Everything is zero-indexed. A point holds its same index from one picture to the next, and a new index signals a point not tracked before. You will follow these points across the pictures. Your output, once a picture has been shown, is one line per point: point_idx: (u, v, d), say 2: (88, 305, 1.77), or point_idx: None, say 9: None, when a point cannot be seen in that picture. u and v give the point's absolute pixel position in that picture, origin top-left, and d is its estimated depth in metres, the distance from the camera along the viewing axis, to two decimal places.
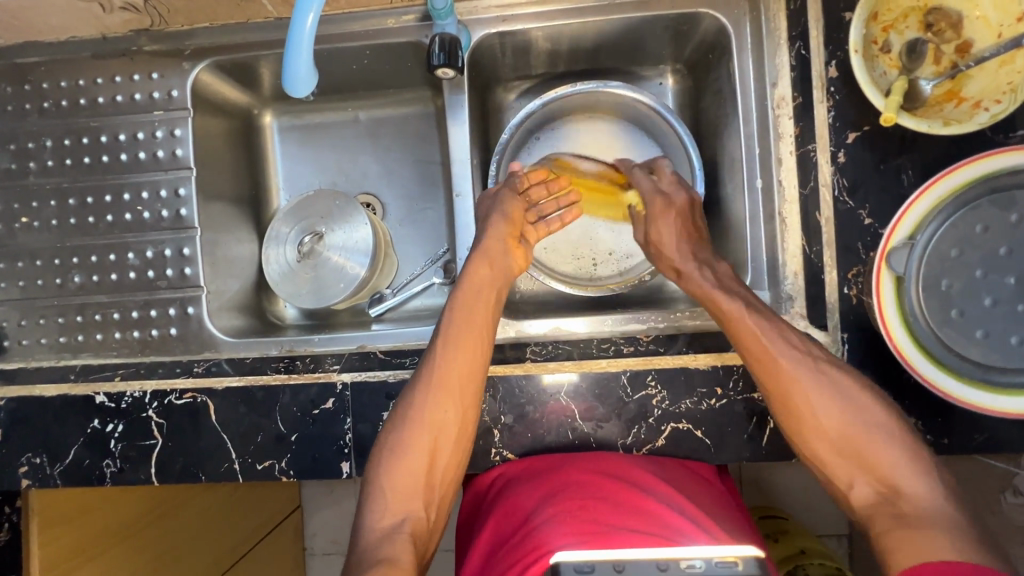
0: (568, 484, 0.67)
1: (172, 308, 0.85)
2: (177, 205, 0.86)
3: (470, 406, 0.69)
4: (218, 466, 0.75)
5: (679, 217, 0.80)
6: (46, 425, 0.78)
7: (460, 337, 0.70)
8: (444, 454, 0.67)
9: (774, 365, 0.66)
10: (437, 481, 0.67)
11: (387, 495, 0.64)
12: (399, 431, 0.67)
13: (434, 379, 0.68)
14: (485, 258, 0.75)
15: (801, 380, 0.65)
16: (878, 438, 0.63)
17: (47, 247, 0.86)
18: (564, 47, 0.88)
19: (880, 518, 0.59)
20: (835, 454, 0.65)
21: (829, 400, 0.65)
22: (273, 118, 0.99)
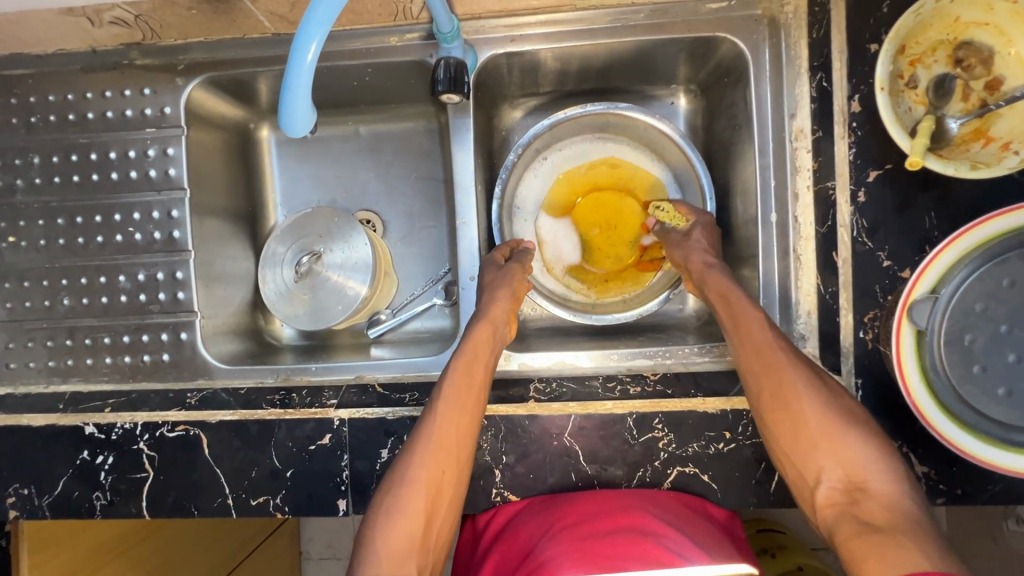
0: (570, 524, 0.66)
1: (165, 333, 0.82)
2: (169, 227, 0.83)
3: (463, 464, 0.67)
4: (210, 501, 0.73)
5: (693, 248, 0.77)
6: (34, 455, 0.75)
7: (458, 397, 0.67)
8: (436, 510, 0.64)
9: (778, 374, 0.62)
10: (429, 537, 0.63)
11: (377, 558, 0.60)
12: (393, 489, 0.64)
13: (431, 435, 0.65)
14: (485, 319, 0.74)
15: (800, 390, 0.61)
16: (862, 447, 0.57)
17: (36, 268, 0.83)
18: (573, 67, 0.85)
19: (846, 525, 0.53)
20: (808, 454, 0.59)
21: (825, 415, 0.59)
22: (270, 132, 0.95)
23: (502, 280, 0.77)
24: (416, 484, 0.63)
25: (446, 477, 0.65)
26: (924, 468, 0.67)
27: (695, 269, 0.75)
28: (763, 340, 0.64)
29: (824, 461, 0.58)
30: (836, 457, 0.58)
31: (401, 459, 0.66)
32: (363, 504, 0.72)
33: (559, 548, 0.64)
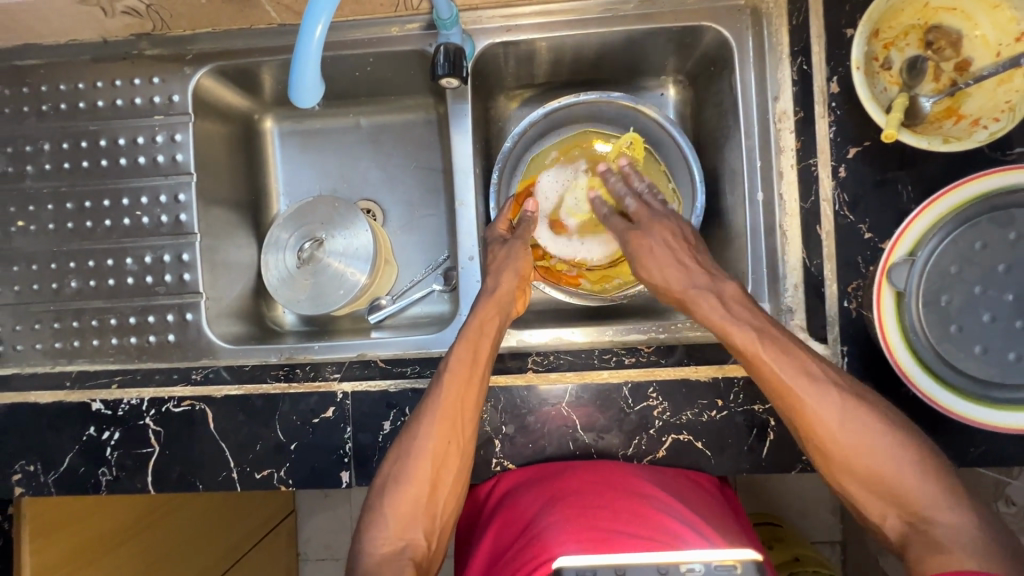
0: (568, 492, 0.68)
1: (170, 314, 0.84)
2: (176, 211, 0.85)
3: (467, 440, 0.69)
4: (215, 475, 0.75)
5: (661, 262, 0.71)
6: (40, 433, 0.77)
7: (461, 377, 0.69)
8: (444, 481, 0.67)
9: (808, 414, 0.61)
10: (439, 506, 0.67)
11: (389, 521, 0.65)
12: (402, 458, 0.67)
13: (436, 412, 0.68)
14: (491, 298, 0.75)
15: (839, 435, 0.59)
16: (907, 471, 0.57)
17: (44, 251, 0.85)
18: (567, 57, 0.88)
19: (913, 548, 0.55)
20: (871, 494, 0.59)
21: (867, 444, 0.59)
22: (273, 123, 0.98)
23: (508, 258, 0.78)
24: (423, 458, 0.67)
25: (451, 451, 0.68)
26: None
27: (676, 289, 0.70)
28: (788, 380, 0.61)
29: (874, 490, 0.58)
30: (887, 485, 0.58)
31: (408, 429, 0.69)
32: (366, 475, 0.74)
33: (554, 518, 0.65)
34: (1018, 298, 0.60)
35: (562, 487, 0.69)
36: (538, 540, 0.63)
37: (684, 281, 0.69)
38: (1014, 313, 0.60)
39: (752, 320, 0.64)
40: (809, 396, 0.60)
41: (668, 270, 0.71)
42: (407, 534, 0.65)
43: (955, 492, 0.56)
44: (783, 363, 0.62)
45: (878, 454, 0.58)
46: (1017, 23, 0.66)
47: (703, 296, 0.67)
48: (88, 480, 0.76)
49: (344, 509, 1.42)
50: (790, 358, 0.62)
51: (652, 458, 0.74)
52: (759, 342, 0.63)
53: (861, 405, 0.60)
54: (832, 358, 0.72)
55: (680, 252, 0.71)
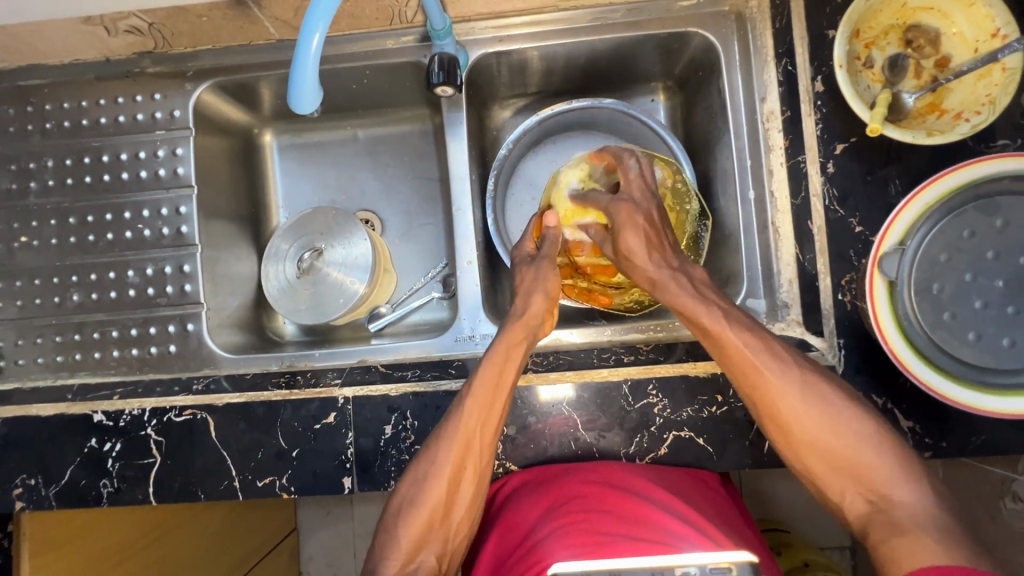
0: (569, 497, 0.67)
1: (172, 325, 0.85)
2: (178, 223, 0.87)
3: (484, 464, 0.69)
4: (217, 484, 0.75)
5: (631, 223, 0.71)
6: (42, 447, 0.77)
7: (484, 399, 0.68)
8: (458, 505, 0.68)
9: (773, 391, 0.64)
10: (452, 530, 0.67)
11: (401, 544, 0.66)
12: (419, 479, 0.68)
13: (456, 438, 0.67)
14: (519, 318, 0.73)
15: (810, 416, 0.62)
16: (868, 450, 0.61)
17: (46, 266, 0.86)
18: (558, 66, 0.90)
19: (874, 527, 0.58)
20: (828, 469, 0.62)
21: (827, 422, 0.62)
22: (273, 137, 1.00)
23: (537, 280, 0.76)
24: (441, 483, 0.67)
25: (469, 476, 0.68)
26: (909, 423, 0.70)
27: (643, 279, 0.72)
28: (754, 362, 0.64)
29: (837, 471, 0.62)
30: (846, 461, 0.61)
31: (426, 453, 0.69)
32: (368, 480, 0.74)
33: (562, 522, 0.65)
34: (1009, 285, 0.61)
35: (565, 494, 0.68)
36: (536, 551, 0.62)
37: (658, 263, 0.70)
38: (1005, 299, 0.61)
39: (717, 303, 0.67)
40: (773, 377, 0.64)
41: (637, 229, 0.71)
42: (419, 556, 0.65)
43: (913, 468, 0.60)
44: (751, 344, 0.64)
45: (840, 434, 0.62)
46: (992, 20, 0.68)
47: (675, 280, 0.69)
48: (89, 493, 0.76)
49: (347, 524, 1.41)
50: (763, 346, 0.65)
51: (655, 456, 0.74)
52: (727, 321, 0.65)
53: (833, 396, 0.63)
54: (829, 351, 0.73)
55: (654, 236, 0.71)
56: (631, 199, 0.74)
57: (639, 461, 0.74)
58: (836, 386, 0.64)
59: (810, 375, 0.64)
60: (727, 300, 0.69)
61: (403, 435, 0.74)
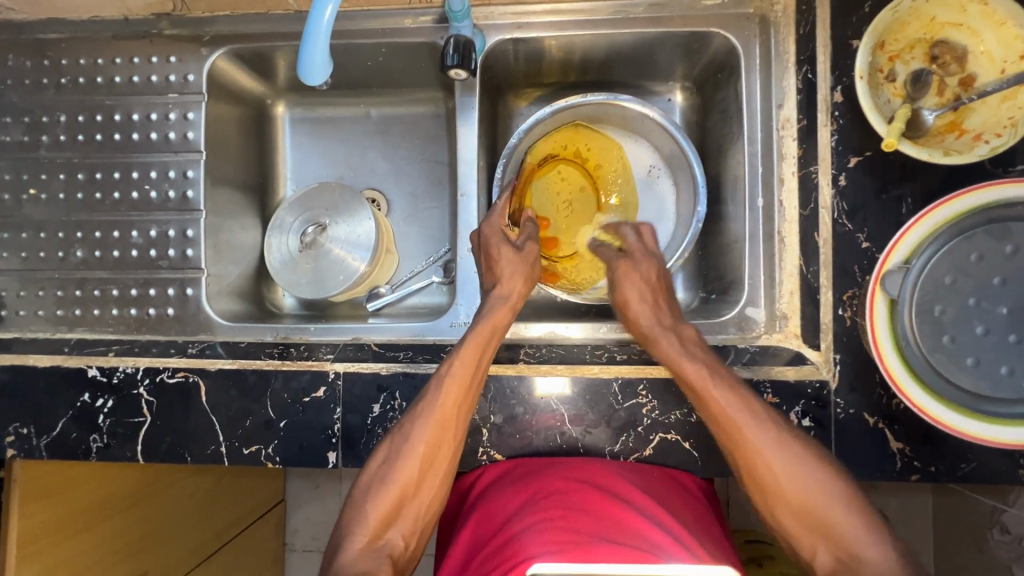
0: (549, 493, 0.67)
1: (171, 288, 0.85)
2: (183, 187, 0.86)
3: (456, 444, 0.70)
4: (203, 447, 0.75)
5: (633, 278, 0.79)
6: (34, 397, 0.77)
7: (461, 372, 0.70)
8: (431, 479, 0.69)
9: (750, 442, 0.64)
10: (422, 509, 0.68)
11: (369, 520, 0.66)
12: (393, 458, 0.68)
13: (437, 412, 0.68)
14: (505, 302, 0.75)
15: (775, 464, 0.62)
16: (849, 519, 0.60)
17: (52, 220, 0.87)
18: (576, 58, 0.90)
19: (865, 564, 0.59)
20: (799, 523, 0.61)
21: (792, 469, 0.62)
22: (285, 109, 1.01)
23: (514, 262, 0.79)
24: (413, 456, 0.68)
25: (444, 452, 0.69)
26: (898, 445, 0.69)
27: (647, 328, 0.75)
28: (711, 390, 0.66)
29: (808, 526, 0.61)
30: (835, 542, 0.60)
31: (402, 431, 0.69)
32: (353, 457, 0.74)
33: (534, 519, 0.64)
34: (1013, 313, 0.60)
35: (538, 493, 0.68)
36: (508, 545, 0.61)
37: (654, 320, 0.75)
38: (1009, 327, 0.60)
39: (677, 339, 0.72)
40: (765, 448, 0.63)
41: (642, 298, 0.78)
42: (387, 533, 0.66)
43: (870, 521, 0.60)
44: (708, 375, 0.67)
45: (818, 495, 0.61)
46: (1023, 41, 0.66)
47: (666, 337, 0.73)
48: (79, 446, 0.76)
49: (332, 500, 1.43)
50: (754, 415, 0.65)
51: (639, 456, 0.74)
52: (708, 376, 0.66)
53: (795, 443, 0.64)
54: (824, 366, 0.72)
55: (653, 294, 0.78)
56: (634, 257, 0.82)
57: (623, 460, 0.74)
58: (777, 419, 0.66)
59: (762, 413, 0.65)
60: (701, 344, 0.72)
61: (390, 415, 0.74)
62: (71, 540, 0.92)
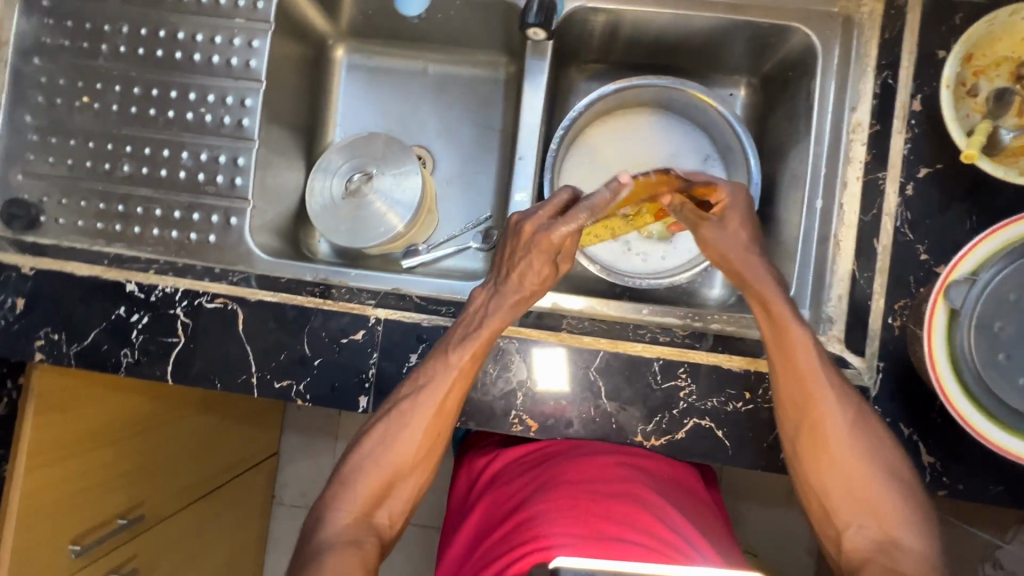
0: (563, 480, 0.68)
1: (215, 215, 0.84)
2: (239, 114, 0.85)
3: (446, 428, 0.70)
4: (235, 376, 0.74)
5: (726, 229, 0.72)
6: (69, 305, 0.76)
7: (463, 366, 0.69)
8: (424, 459, 0.69)
9: (816, 386, 0.64)
10: (407, 491, 0.69)
11: (357, 498, 0.66)
12: (388, 438, 0.68)
13: (432, 404, 0.68)
14: (516, 291, 0.71)
15: (838, 421, 0.63)
16: (895, 496, 0.61)
17: (102, 131, 0.85)
18: (649, 37, 0.89)
19: None
20: (840, 488, 0.62)
21: (854, 435, 0.63)
22: (344, 54, 1.01)
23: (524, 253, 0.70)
24: (404, 439, 0.68)
25: (437, 433, 0.69)
26: (931, 459, 0.69)
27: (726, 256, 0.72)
28: (788, 319, 0.66)
29: (853, 496, 0.61)
30: (875, 519, 0.60)
31: (396, 415, 0.68)
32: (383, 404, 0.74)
33: (547, 505, 0.65)
34: None
35: (554, 478, 0.69)
36: (527, 525, 0.62)
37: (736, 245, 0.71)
38: None
39: (768, 271, 0.70)
40: (829, 395, 0.64)
41: (732, 236, 0.72)
42: (374, 513, 0.66)
43: (914, 507, 0.61)
44: (787, 307, 0.67)
45: (867, 464, 0.62)
46: None
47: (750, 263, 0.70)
48: (109, 359, 0.76)
49: None
50: (827, 364, 0.65)
51: (670, 439, 0.73)
52: (773, 288, 0.68)
53: (857, 405, 0.64)
54: (866, 372, 0.72)
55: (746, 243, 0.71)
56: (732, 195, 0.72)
57: (653, 440, 0.73)
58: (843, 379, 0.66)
59: (832, 363, 0.66)
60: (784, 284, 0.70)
61: None
62: (73, 453, 0.97)
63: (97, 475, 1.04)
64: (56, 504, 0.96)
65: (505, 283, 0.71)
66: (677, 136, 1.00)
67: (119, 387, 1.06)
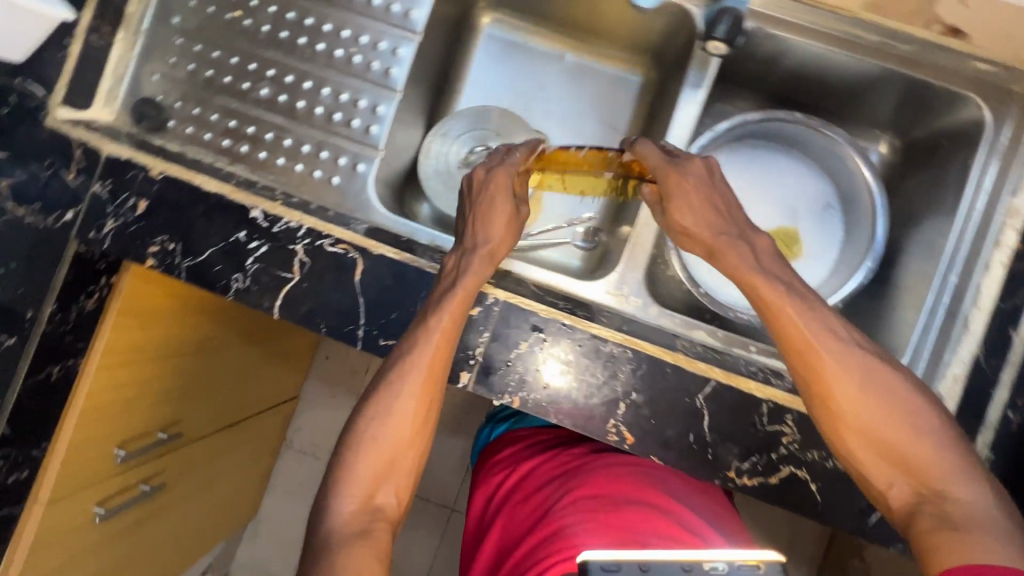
0: (578, 495, 0.70)
1: (343, 158, 0.82)
2: (389, 63, 0.83)
3: (432, 400, 0.68)
4: (341, 323, 0.73)
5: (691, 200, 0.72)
6: (190, 216, 0.75)
7: (441, 328, 0.68)
8: (419, 434, 0.67)
9: (824, 372, 0.60)
10: (406, 471, 0.66)
11: (359, 482, 0.63)
12: (381, 415, 0.66)
13: (419, 372, 0.66)
14: (478, 254, 0.72)
15: (847, 392, 0.59)
16: (927, 447, 0.56)
17: (248, 49, 0.83)
18: (810, 74, 0.87)
19: None
20: (876, 457, 0.58)
21: (859, 399, 0.59)
22: (490, 22, 0.99)
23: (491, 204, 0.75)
24: (394, 419, 0.65)
25: (424, 406, 0.67)
26: None
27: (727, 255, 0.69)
28: (784, 301, 0.63)
29: (889, 460, 0.57)
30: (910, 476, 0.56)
31: (384, 390, 0.67)
32: (484, 383, 0.73)
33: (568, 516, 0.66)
34: None
35: (575, 490, 0.71)
36: (553, 536, 0.63)
37: (716, 229, 0.71)
38: None
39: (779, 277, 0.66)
40: (836, 367, 0.60)
41: (699, 212, 0.71)
42: (378, 497, 0.64)
43: (977, 471, 0.55)
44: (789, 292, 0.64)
45: (904, 429, 0.57)
46: None
47: (733, 247, 0.69)
48: (217, 280, 0.74)
49: None
50: (832, 338, 0.61)
51: (763, 482, 0.72)
52: (786, 295, 0.63)
53: (901, 387, 0.59)
54: None
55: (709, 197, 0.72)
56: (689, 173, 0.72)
57: (746, 479, 0.72)
58: (890, 366, 0.60)
59: (853, 344, 0.61)
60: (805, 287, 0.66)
61: (536, 356, 0.73)
62: (133, 364, 0.94)
63: (154, 386, 1.03)
64: (113, 405, 0.93)
65: (468, 236, 0.74)
66: (805, 177, 0.98)
67: (186, 302, 1.04)
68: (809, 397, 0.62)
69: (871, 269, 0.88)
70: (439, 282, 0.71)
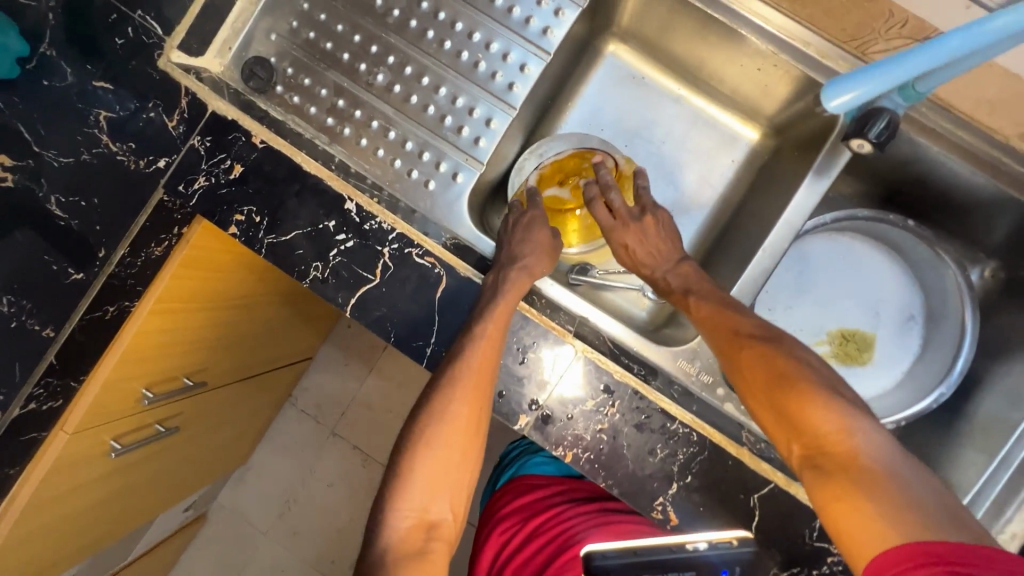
0: (576, 510, 0.81)
1: (445, 163, 0.78)
2: (514, 77, 0.79)
3: (482, 411, 0.66)
4: (412, 337, 0.72)
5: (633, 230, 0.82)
6: (283, 193, 0.73)
7: (489, 338, 0.67)
8: (470, 447, 0.65)
9: (756, 369, 0.65)
10: (461, 484, 0.64)
11: (414, 497, 0.62)
12: (433, 426, 0.64)
13: (467, 379, 0.65)
14: (528, 272, 0.72)
15: (780, 382, 0.63)
16: (819, 408, 0.59)
17: (374, 30, 0.80)
18: (936, 186, 0.83)
19: None
20: (789, 430, 0.61)
21: (794, 387, 0.62)
22: (614, 50, 0.95)
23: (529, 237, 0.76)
24: (445, 427, 0.64)
25: (477, 418, 0.66)
26: None
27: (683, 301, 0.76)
28: (738, 327, 0.68)
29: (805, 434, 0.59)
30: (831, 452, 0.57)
31: (436, 400, 0.65)
32: (541, 431, 0.71)
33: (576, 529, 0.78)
34: None
35: (575, 503, 0.83)
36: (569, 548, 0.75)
37: (658, 262, 0.81)
38: None
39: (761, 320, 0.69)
40: (782, 372, 0.63)
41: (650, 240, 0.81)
42: (433, 512, 0.62)
43: (864, 422, 0.57)
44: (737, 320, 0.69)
45: (828, 413, 0.59)
46: None
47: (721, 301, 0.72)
48: (296, 264, 0.72)
49: None
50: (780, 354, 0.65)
51: None
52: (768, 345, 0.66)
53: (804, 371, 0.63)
54: None
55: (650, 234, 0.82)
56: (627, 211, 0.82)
57: None
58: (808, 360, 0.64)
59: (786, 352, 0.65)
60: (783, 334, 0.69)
61: (599, 417, 0.71)
62: (189, 309, 0.89)
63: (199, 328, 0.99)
64: (167, 342, 0.89)
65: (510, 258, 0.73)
66: (895, 284, 0.94)
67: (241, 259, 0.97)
68: (749, 398, 0.67)
69: (944, 395, 0.83)
70: (485, 291, 0.71)
